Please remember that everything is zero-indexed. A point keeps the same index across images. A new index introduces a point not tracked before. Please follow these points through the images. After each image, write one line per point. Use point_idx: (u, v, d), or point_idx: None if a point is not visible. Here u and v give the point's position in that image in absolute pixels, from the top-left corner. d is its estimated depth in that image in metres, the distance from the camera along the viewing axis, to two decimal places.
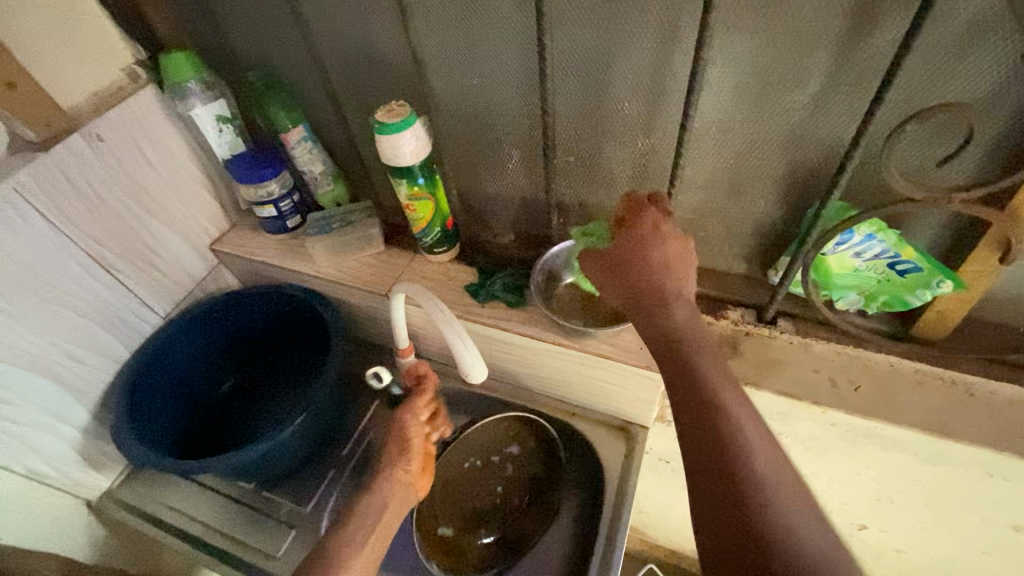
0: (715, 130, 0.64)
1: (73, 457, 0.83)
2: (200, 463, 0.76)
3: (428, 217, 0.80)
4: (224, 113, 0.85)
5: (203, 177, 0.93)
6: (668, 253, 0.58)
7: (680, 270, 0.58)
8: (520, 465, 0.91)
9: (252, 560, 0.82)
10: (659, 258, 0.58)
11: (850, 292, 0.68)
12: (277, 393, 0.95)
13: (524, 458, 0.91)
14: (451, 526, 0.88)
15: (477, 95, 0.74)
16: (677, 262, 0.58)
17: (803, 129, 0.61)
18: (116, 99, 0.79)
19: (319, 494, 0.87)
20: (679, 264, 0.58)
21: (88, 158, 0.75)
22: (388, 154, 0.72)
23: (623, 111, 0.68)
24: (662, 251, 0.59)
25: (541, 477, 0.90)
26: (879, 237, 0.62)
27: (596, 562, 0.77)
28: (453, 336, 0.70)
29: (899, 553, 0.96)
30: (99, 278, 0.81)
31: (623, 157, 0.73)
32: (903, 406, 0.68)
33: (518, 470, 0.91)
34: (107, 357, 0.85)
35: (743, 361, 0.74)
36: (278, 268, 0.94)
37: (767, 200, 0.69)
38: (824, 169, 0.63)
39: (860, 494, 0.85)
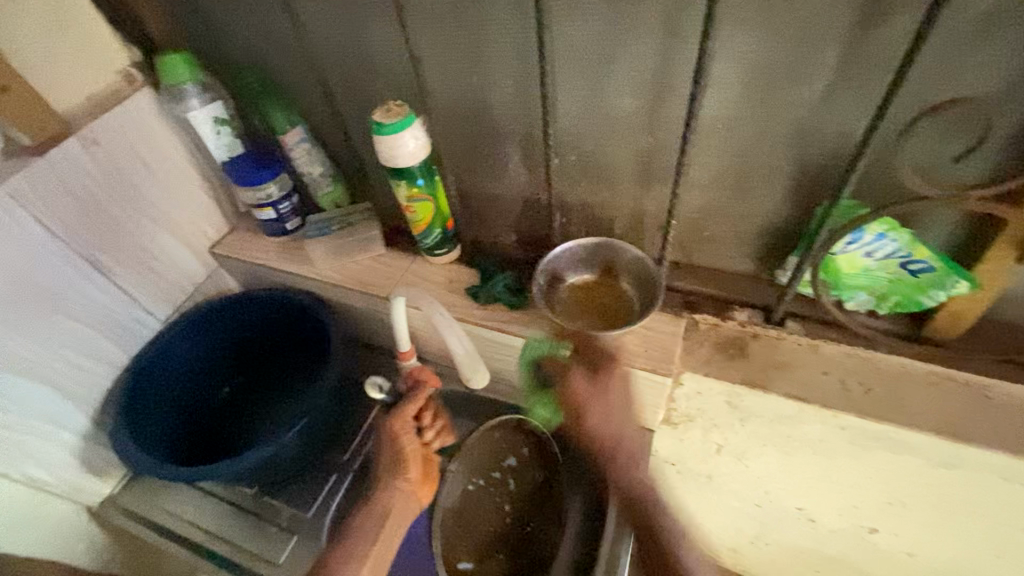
0: (721, 127, 0.63)
1: (73, 464, 0.83)
2: (200, 470, 0.75)
3: (428, 218, 0.79)
4: (221, 116, 0.84)
5: (201, 180, 0.92)
6: (616, 397, 0.68)
7: (621, 419, 0.68)
8: (520, 478, 0.87)
9: (253, 568, 0.81)
10: (605, 402, 0.68)
11: (860, 292, 0.67)
12: (279, 397, 0.95)
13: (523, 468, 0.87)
14: (470, 559, 0.82)
15: (476, 95, 0.72)
16: (624, 409, 0.68)
17: (811, 125, 0.59)
18: (111, 102, 0.78)
19: (320, 500, 0.86)
20: (624, 403, 0.68)
21: (84, 162, 0.74)
22: (386, 155, 0.71)
23: (626, 109, 0.66)
24: (612, 397, 0.68)
25: (542, 483, 0.86)
26: (891, 236, 0.61)
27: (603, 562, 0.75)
28: (451, 333, 0.72)
29: (910, 557, 0.95)
30: (97, 283, 0.80)
31: (625, 156, 0.71)
32: (915, 409, 0.66)
33: (520, 483, 0.87)
34: (106, 363, 0.84)
35: (750, 364, 0.72)
36: (277, 271, 0.93)
37: (774, 199, 0.67)
38: (833, 165, 0.61)
39: (870, 497, 0.84)
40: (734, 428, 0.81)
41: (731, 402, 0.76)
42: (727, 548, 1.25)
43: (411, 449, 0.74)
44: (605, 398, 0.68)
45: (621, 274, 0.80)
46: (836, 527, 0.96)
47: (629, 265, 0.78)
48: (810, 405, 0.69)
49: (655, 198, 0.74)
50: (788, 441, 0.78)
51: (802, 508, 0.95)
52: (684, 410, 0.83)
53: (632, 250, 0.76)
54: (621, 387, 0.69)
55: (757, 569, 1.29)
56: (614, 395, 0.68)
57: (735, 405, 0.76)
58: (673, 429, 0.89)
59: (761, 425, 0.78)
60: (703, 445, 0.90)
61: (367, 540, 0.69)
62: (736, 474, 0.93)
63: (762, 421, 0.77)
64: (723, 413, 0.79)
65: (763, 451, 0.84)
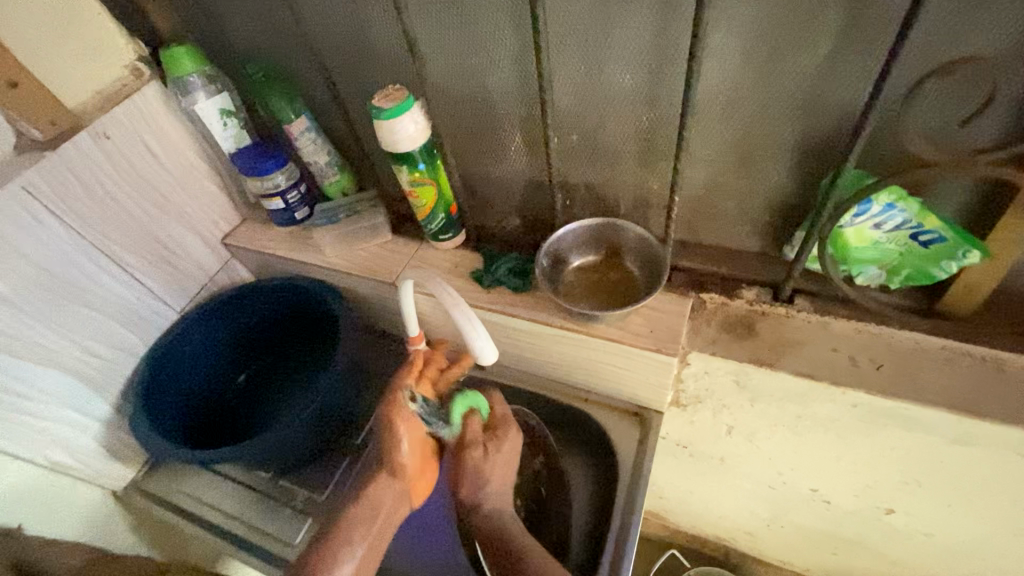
0: (722, 100, 0.61)
1: (96, 449, 0.86)
2: (216, 454, 0.77)
3: (431, 203, 0.79)
4: (227, 107, 0.86)
5: (210, 171, 0.94)
6: (483, 477, 0.75)
7: (484, 481, 0.75)
8: (521, 467, 0.88)
9: (270, 548, 0.83)
10: (485, 471, 0.74)
11: (870, 266, 0.65)
12: (292, 382, 0.96)
13: (522, 457, 0.88)
14: None
15: (475, 76, 0.72)
16: (505, 478, 0.76)
17: (814, 94, 0.58)
18: (120, 96, 0.80)
19: (334, 483, 0.88)
20: (504, 475, 0.76)
21: (96, 156, 0.76)
22: (386, 140, 0.71)
23: (625, 85, 0.65)
24: (494, 473, 0.75)
25: (545, 466, 0.87)
26: (899, 206, 0.59)
27: (616, 529, 0.76)
28: (460, 316, 0.68)
29: (929, 537, 0.93)
30: (113, 274, 0.82)
31: (626, 134, 0.70)
32: (926, 384, 0.65)
33: (523, 473, 0.87)
34: (125, 352, 0.87)
35: (758, 342, 0.72)
36: (288, 260, 0.95)
37: (780, 173, 0.66)
38: (839, 135, 0.60)
39: (885, 477, 0.82)
40: (744, 409, 0.81)
41: (738, 381, 0.75)
42: (742, 531, 1.24)
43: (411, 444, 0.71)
44: (490, 471, 0.75)
45: (627, 254, 0.79)
46: (852, 507, 0.94)
47: (633, 245, 0.77)
48: (819, 382, 0.68)
49: (658, 176, 0.74)
50: (799, 421, 0.77)
51: (816, 489, 0.94)
52: (692, 391, 0.82)
53: (636, 230, 0.76)
54: (507, 462, 0.76)
55: (774, 551, 1.28)
56: (498, 465, 0.75)
57: (743, 384, 0.75)
58: (683, 410, 0.89)
59: (771, 405, 0.77)
60: (713, 426, 0.89)
61: (360, 534, 0.69)
62: (748, 455, 0.93)
63: (771, 400, 0.76)
64: (732, 393, 0.78)
65: (774, 431, 0.83)
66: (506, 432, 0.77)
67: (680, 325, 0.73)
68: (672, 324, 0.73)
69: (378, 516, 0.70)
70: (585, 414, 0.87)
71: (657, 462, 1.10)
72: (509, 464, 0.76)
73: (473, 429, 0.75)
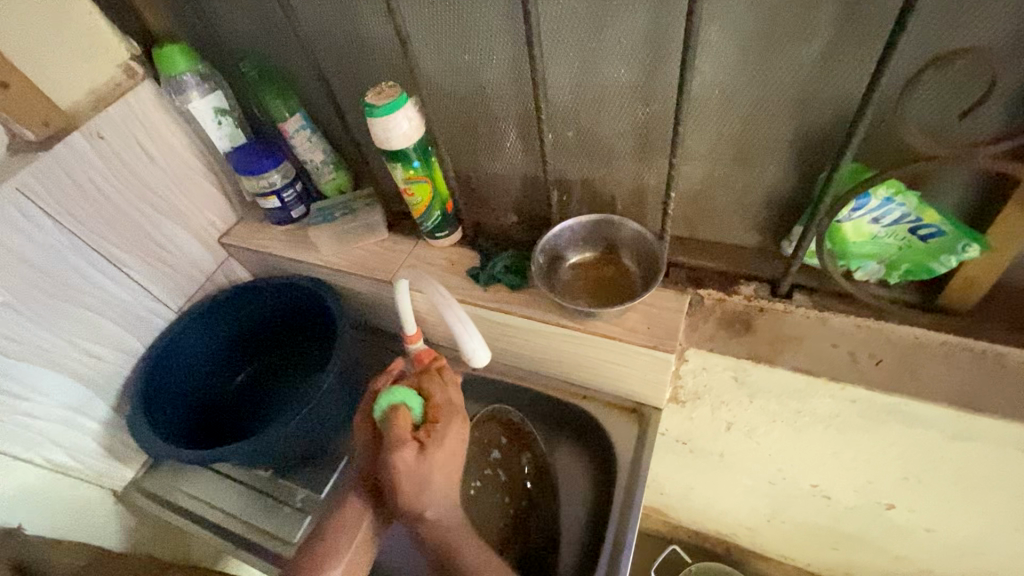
0: (718, 94, 0.61)
1: (96, 449, 0.86)
2: (214, 453, 0.77)
3: (426, 201, 0.78)
4: (221, 105, 0.85)
5: (206, 171, 0.94)
6: (420, 481, 0.67)
7: (422, 486, 0.67)
8: (508, 467, 0.88)
9: (270, 547, 0.84)
10: (422, 475, 0.67)
11: (869, 261, 0.64)
12: (290, 381, 0.96)
13: (508, 455, 0.88)
14: None
15: (468, 72, 0.71)
16: (447, 478, 0.69)
17: (811, 87, 0.57)
18: (113, 95, 0.79)
19: (333, 481, 0.88)
20: (446, 474, 0.68)
21: (90, 157, 0.76)
22: (379, 137, 0.71)
23: (620, 80, 0.65)
24: (433, 475, 0.67)
25: (534, 464, 0.87)
26: (898, 200, 0.58)
27: (615, 524, 0.77)
28: (453, 319, 0.69)
29: (930, 532, 0.92)
30: (109, 274, 0.82)
31: (622, 129, 0.70)
32: (926, 380, 0.64)
33: (509, 471, 0.87)
34: (123, 353, 0.87)
35: (756, 338, 0.71)
36: (284, 259, 0.94)
37: (777, 167, 0.65)
38: (837, 129, 0.59)
39: (885, 473, 0.82)
40: (743, 405, 0.80)
41: (737, 377, 0.74)
42: (744, 527, 1.24)
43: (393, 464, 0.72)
44: (426, 473, 0.67)
45: (624, 250, 0.78)
46: (852, 503, 0.94)
47: (630, 241, 0.77)
48: (818, 378, 0.67)
49: (655, 171, 0.73)
50: (798, 417, 0.77)
51: (816, 485, 0.93)
52: (691, 387, 0.82)
53: (633, 226, 0.75)
54: (444, 461, 0.68)
55: (775, 547, 1.28)
56: (435, 467, 0.67)
57: (742, 381, 0.75)
58: (682, 407, 0.88)
59: (770, 401, 0.76)
60: (712, 422, 0.89)
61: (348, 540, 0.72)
62: (748, 451, 0.92)
63: (770, 396, 0.75)
64: (731, 389, 0.78)
65: (774, 428, 0.83)
66: (447, 425, 0.69)
67: (678, 322, 0.72)
68: (670, 320, 0.73)
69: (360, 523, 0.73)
70: (583, 411, 0.87)
71: (656, 459, 1.09)
72: (452, 461, 0.69)
73: (402, 426, 0.67)
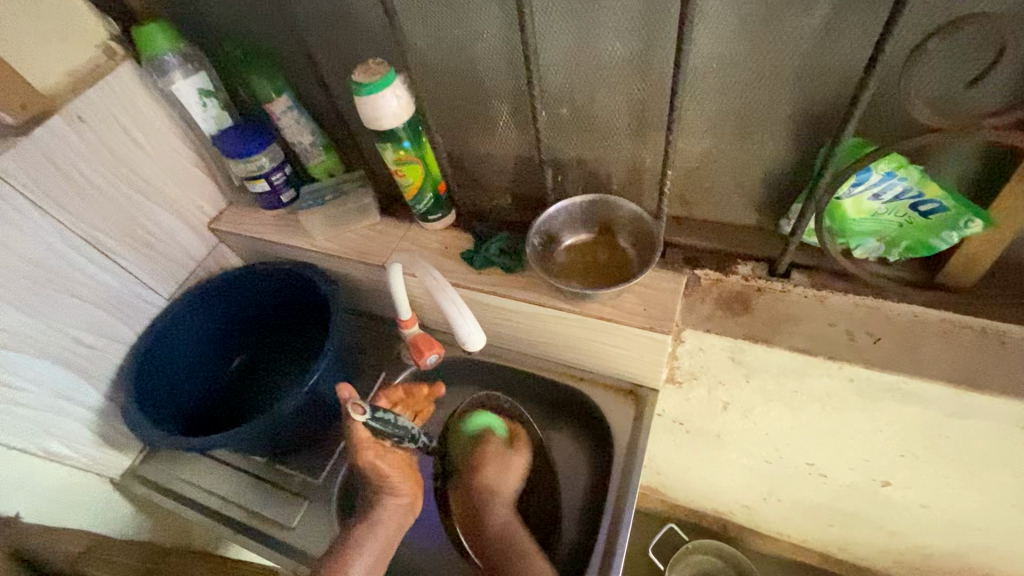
0: (716, 68, 0.59)
1: (90, 437, 0.86)
2: (208, 441, 0.77)
3: (418, 182, 0.77)
4: (205, 87, 0.83)
5: (193, 155, 0.92)
6: (499, 476, 0.77)
7: (498, 479, 0.77)
8: None
9: (269, 532, 0.84)
10: (505, 466, 0.78)
11: (869, 238, 0.63)
12: (286, 367, 0.96)
13: None
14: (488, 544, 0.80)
15: (459, 49, 0.69)
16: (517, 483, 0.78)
17: (812, 59, 0.55)
18: (93, 77, 0.77)
19: (331, 466, 0.88)
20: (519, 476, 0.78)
21: (73, 141, 0.74)
22: (368, 117, 0.69)
23: (615, 54, 0.63)
24: (509, 470, 0.77)
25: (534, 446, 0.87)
26: (900, 175, 0.56)
27: (612, 505, 0.77)
28: (448, 303, 0.68)
29: (925, 509, 0.93)
30: (97, 262, 0.81)
31: (617, 106, 0.68)
32: (925, 358, 0.64)
33: None
34: (115, 341, 0.86)
35: (754, 318, 0.70)
36: (275, 244, 0.93)
37: (777, 143, 0.63)
38: (839, 103, 0.58)
39: (882, 451, 0.82)
40: (740, 385, 0.80)
41: (734, 357, 0.74)
42: (740, 505, 1.25)
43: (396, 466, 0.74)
44: (507, 464, 0.78)
45: (620, 231, 0.77)
46: (849, 481, 0.94)
47: (626, 221, 0.75)
48: (816, 358, 0.67)
49: (652, 149, 0.71)
50: (795, 396, 0.77)
51: (813, 463, 0.94)
52: (688, 368, 0.81)
53: (629, 206, 0.74)
54: (514, 467, 0.78)
55: (770, 524, 1.29)
56: (513, 465, 0.78)
57: (739, 361, 0.74)
58: (679, 388, 0.88)
59: (767, 381, 0.76)
60: (709, 403, 0.89)
61: (372, 545, 0.70)
62: (744, 430, 0.92)
63: (768, 376, 0.75)
64: (728, 370, 0.77)
65: (771, 407, 0.82)
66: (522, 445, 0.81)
67: (675, 302, 0.71)
68: (666, 302, 0.72)
69: (380, 529, 0.71)
70: (579, 393, 0.87)
71: (654, 439, 1.10)
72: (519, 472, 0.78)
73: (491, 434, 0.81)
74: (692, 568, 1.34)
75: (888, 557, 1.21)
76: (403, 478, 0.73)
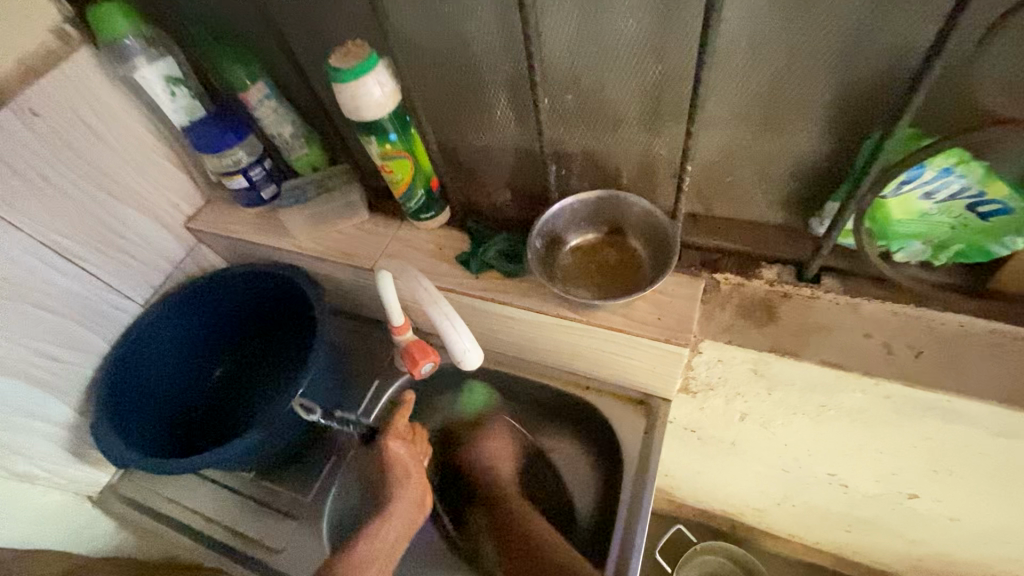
0: (745, 47, 0.51)
1: (62, 456, 0.80)
2: (185, 463, 0.71)
3: (408, 178, 0.70)
4: (174, 74, 0.75)
5: (163, 149, 0.84)
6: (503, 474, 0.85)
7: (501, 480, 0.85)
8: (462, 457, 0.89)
9: (253, 554, 0.78)
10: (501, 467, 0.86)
11: (914, 241, 0.56)
12: (270, 376, 0.89)
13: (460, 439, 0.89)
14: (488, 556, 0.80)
15: (449, 28, 0.61)
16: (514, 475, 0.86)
17: (861, 36, 0.47)
18: (45, 64, 0.69)
19: (320, 483, 0.82)
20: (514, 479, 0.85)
21: (24, 137, 0.67)
22: (348, 107, 0.61)
23: (628, 33, 0.55)
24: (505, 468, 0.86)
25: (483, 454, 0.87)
26: (959, 171, 0.49)
27: (621, 528, 0.71)
28: (440, 318, 0.61)
29: (953, 521, 0.88)
30: (60, 268, 0.74)
31: (628, 92, 0.60)
32: (972, 373, 0.58)
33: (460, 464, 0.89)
34: (86, 353, 0.80)
35: (780, 328, 0.64)
36: (256, 244, 0.86)
37: (811, 133, 0.56)
38: (888, 86, 0.50)
39: (912, 465, 0.76)
40: (760, 396, 0.73)
41: (756, 370, 0.67)
42: (751, 508, 1.20)
43: (416, 463, 0.78)
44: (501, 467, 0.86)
45: (631, 230, 0.70)
46: (872, 492, 0.89)
47: (638, 220, 0.68)
48: (850, 373, 0.60)
49: (667, 140, 0.64)
50: (821, 410, 0.70)
51: (833, 474, 0.88)
52: (704, 378, 0.75)
53: (641, 203, 0.66)
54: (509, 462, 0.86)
55: (782, 526, 1.24)
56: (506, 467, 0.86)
57: (761, 373, 0.67)
58: (693, 397, 0.82)
59: (791, 394, 0.69)
60: (725, 412, 0.83)
61: (389, 530, 0.74)
62: (762, 440, 0.86)
63: (792, 390, 0.68)
64: (748, 381, 0.71)
65: (793, 419, 0.76)
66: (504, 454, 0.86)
67: (692, 311, 0.65)
68: (683, 310, 0.65)
69: (396, 517, 0.75)
70: (585, 403, 0.81)
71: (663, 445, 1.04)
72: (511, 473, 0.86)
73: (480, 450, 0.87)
74: (700, 568, 1.29)
75: (907, 561, 1.16)
76: (415, 477, 0.77)
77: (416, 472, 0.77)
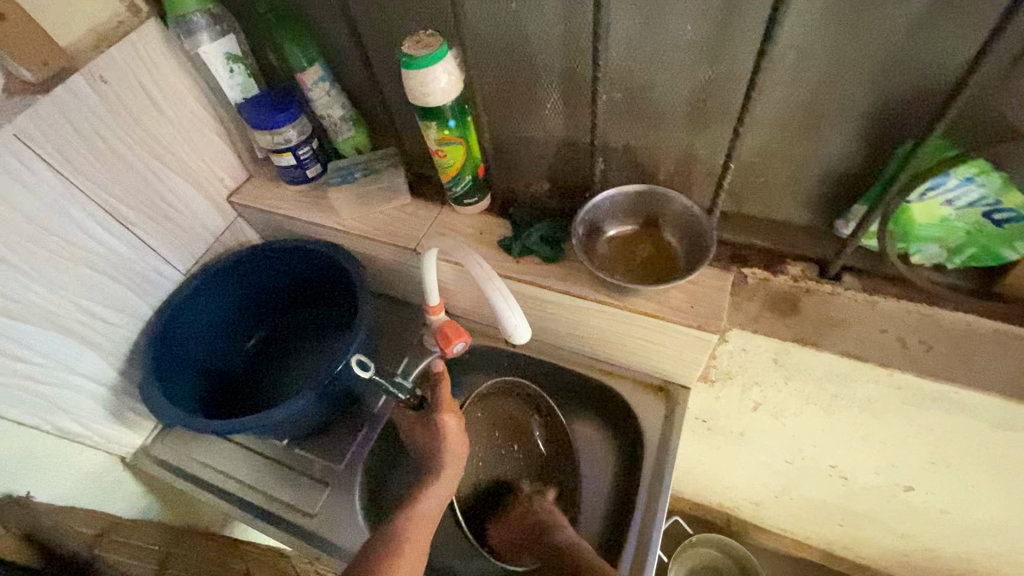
0: (795, 56, 0.56)
1: (102, 415, 0.82)
2: (235, 423, 0.74)
3: (458, 164, 0.74)
4: (234, 52, 0.78)
5: (215, 123, 0.87)
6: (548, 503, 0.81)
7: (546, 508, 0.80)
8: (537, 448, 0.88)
9: (288, 517, 0.82)
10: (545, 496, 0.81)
11: (931, 243, 0.63)
12: (304, 348, 0.92)
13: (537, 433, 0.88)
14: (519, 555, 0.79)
15: (515, 25, 0.66)
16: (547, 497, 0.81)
17: (900, 54, 0.53)
18: (117, 35, 0.72)
19: (352, 452, 0.85)
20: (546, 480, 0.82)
21: (95, 104, 0.70)
22: (415, 93, 0.65)
23: (684, 38, 0.60)
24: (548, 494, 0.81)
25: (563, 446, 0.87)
26: (979, 180, 0.55)
27: (643, 499, 0.76)
28: (495, 294, 0.65)
29: (944, 513, 0.94)
30: (113, 231, 0.77)
31: (678, 94, 0.65)
32: (980, 367, 0.63)
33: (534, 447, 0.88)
34: (129, 315, 0.82)
35: (803, 320, 0.68)
36: (299, 220, 0.89)
37: (845, 140, 0.61)
38: (921, 101, 0.56)
39: (913, 455, 0.81)
40: (776, 385, 0.78)
41: (778, 359, 0.72)
42: (750, 501, 1.25)
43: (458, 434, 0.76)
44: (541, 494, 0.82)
45: (667, 225, 0.75)
46: (871, 483, 0.94)
47: (676, 215, 0.73)
48: (866, 362, 0.65)
49: (709, 139, 0.68)
50: (834, 399, 0.75)
51: (836, 466, 0.93)
52: (724, 367, 0.80)
53: (681, 199, 0.71)
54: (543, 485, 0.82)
55: (777, 522, 1.30)
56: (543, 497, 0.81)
57: (781, 363, 0.73)
58: (711, 386, 0.86)
59: (807, 383, 0.74)
60: (739, 401, 0.87)
61: (436, 489, 0.72)
62: (770, 430, 0.91)
63: (809, 379, 0.73)
64: (767, 370, 0.76)
65: (805, 409, 0.81)
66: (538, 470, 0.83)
67: (723, 302, 0.69)
68: (714, 299, 0.70)
69: (442, 481, 0.72)
70: (609, 387, 0.85)
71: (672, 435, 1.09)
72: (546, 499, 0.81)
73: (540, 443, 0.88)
74: (698, 559, 1.33)
75: (896, 557, 1.21)
76: (460, 440, 0.75)
77: (458, 448, 0.75)
